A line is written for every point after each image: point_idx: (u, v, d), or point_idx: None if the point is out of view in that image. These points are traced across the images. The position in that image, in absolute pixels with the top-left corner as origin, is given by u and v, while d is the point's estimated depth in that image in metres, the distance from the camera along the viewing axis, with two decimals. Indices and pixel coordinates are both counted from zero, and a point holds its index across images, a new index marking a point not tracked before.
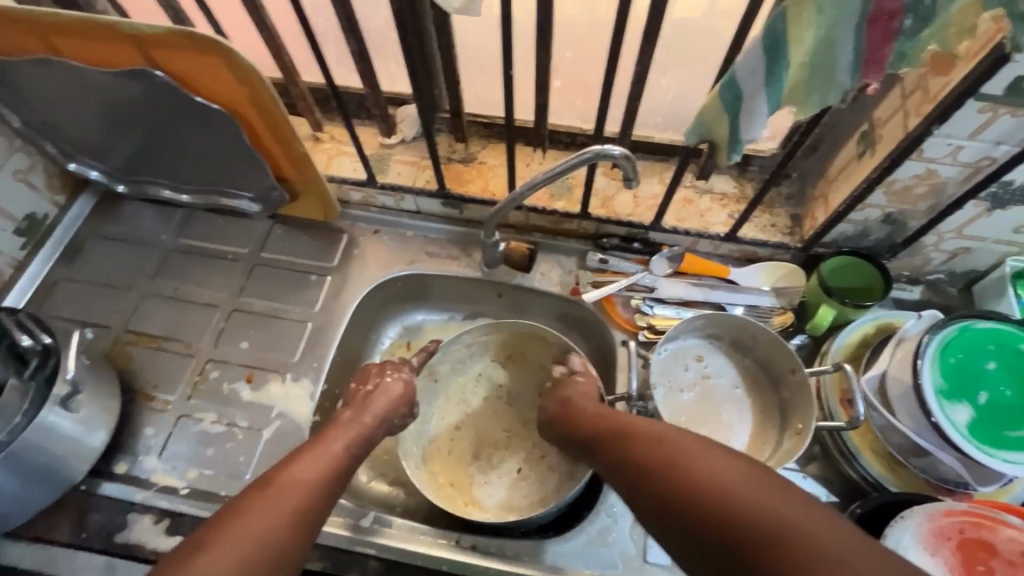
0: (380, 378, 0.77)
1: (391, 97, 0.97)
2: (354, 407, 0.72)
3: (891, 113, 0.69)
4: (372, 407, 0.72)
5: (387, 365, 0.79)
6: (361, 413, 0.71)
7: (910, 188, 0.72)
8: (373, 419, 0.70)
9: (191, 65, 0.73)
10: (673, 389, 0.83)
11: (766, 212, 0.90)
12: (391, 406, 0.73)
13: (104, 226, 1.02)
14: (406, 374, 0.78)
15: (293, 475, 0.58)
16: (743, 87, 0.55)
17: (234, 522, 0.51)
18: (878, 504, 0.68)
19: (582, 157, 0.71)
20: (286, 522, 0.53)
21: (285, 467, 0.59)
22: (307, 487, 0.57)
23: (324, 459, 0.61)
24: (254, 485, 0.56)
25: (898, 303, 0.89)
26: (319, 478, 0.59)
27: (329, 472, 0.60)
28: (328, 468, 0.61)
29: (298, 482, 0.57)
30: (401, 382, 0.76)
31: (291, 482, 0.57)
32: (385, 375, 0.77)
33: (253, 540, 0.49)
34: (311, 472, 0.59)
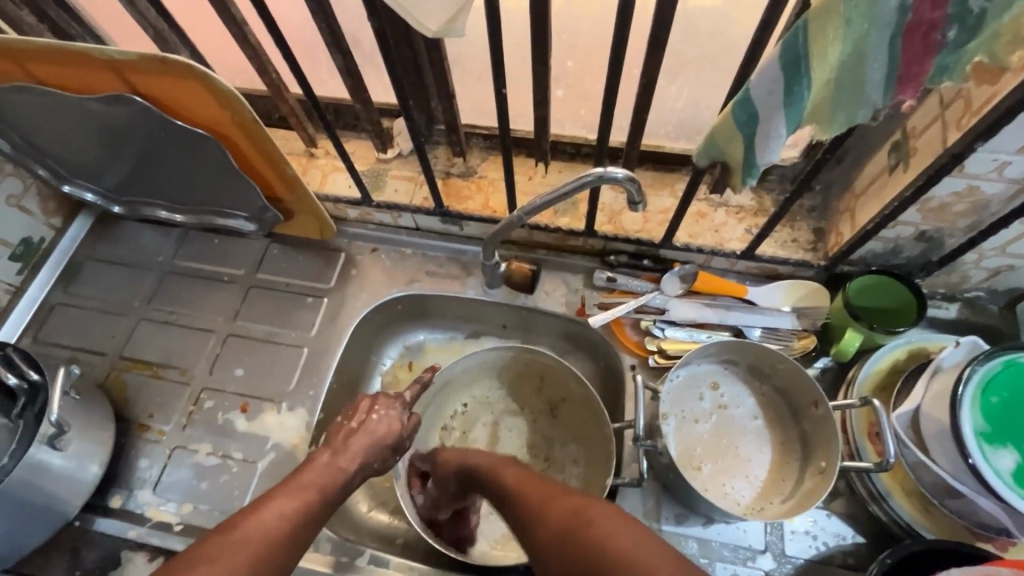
0: (367, 416, 0.72)
1: (387, 110, 0.92)
2: (333, 449, 0.68)
3: (927, 123, 0.62)
4: (353, 449, 0.68)
5: (376, 400, 0.74)
6: (339, 456, 0.67)
7: (949, 205, 0.65)
8: (351, 464, 0.67)
9: (169, 89, 0.70)
10: (686, 419, 0.78)
11: (787, 227, 0.83)
12: (373, 448, 0.69)
13: (101, 248, 1.00)
14: (396, 412, 0.74)
15: (261, 523, 0.57)
16: (759, 107, 0.49)
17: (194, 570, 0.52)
18: (909, 553, 0.63)
19: (584, 179, 0.65)
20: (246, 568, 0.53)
21: (254, 513, 0.58)
22: (275, 533, 0.57)
23: (296, 505, 0.60)
24: (219, 529, 0.56)
25: (932, 323, 0.82)
26: (288, 525, 0.58)
27: (296, 518, 0.59)
28: (298, 517, 0.59)
29: (266, 531, 0.57)
30: (388, 421, 0.73)
31: (256, 532, 0.56)
32: (373, 412, 0.73)
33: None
34: (285, 517, 0.59)
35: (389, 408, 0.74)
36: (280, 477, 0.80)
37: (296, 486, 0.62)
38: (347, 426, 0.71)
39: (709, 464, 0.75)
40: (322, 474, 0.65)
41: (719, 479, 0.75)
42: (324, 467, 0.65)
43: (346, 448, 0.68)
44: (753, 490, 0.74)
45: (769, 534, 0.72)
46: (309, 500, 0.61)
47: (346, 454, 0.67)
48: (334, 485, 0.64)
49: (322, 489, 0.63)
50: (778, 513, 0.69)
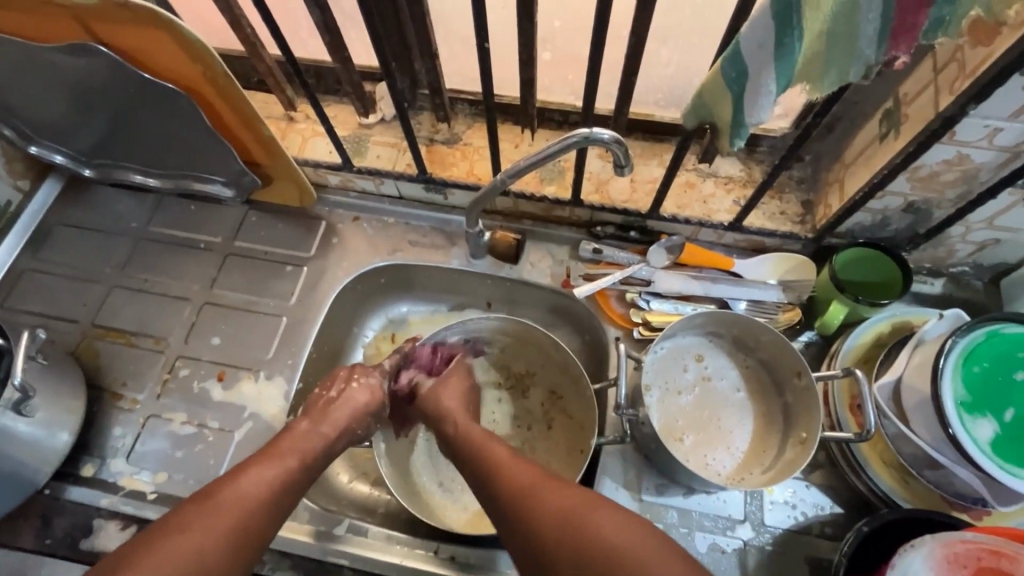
0: (346, 385, 0.72)
1: (369, 73, 0.89)
2: (312, 417, 0.67)
3: (919, 89, 0.60)
4: (333, 416, 0.68)
5: (355, 369, 0.74)
6: (319, 423, 0.66)
7: (938, 175, 0.64)
8: (333, 431, 0.67)
9: (138, 40, 0.67)
10: (669, 390, 0.77)
11: (775, 198, 0.82)
12: (354, 417, 0.69)
13: (70, 213, 0.96)
14: (375, 380, 0.73)
15: (240, 489, 0.55)
16: (749, 62, 0.47)
17: (169, 541, 0.49)
18: (887, 521, 0.63)
19: (569, 141, 0.63)
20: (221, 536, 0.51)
21: (232, 480, 0.56)
22: (251, 500, 0.55)
23: (276, 471, 0.58)
24: (195, 498, 0.54)
25: (917, 298, 0.81)
26: (265, 491, 0.56)
27: (278, 484, 0.58)
28: (278, 483, 0.58)
29: (243, 499, 0.55)
30: (368, 390, 0.72)
31: (237, 499, 0.54)
32: (352, 381, 0.72)
33: (186, 562, 0.48)
34: (263, 483, 0.57)
35: (368, 376, 0.74)
36: (257, 447, 0.78)
37: (276, 451, 0.61)
38: (326, 396, 0.71)
39: (691, 435, 0.75)
40: (300, 441, 0.64)
41: (700, 450, 0.74)
42: (303, 433, 0.65)
43: (327, 415, 0.67)
44: (734, 460, 0.74)
45: (749, 504, 0.73)
46: (289, 467, 0.60)
47: (326, 421, 0.67)
48: (314, 452, 0.64)
49: (302, 455, 0.62)
50: (758, 482, 0.69)
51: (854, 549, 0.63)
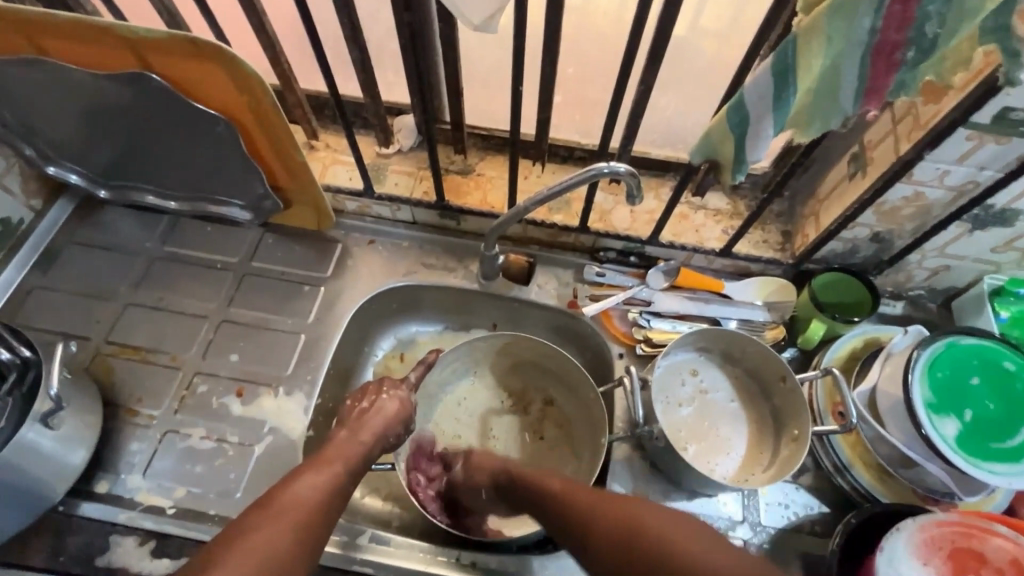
0: (377, 397, 0.76)
1: (390, 107, 0.96)
2: (350, 427, 0.71)
3: (881, 137, 0.71)
4: (369, 425, 0.72)
5: (384, 383, 0.78)
6: (357, 431, 0.71)
7: (899, 209, 0.75)
8: (370, 437, 0.70)
9: (188, 70, 0.71)
10: (670, 403, 0.84)
11: (758, 229, 0.92)
12: (388, 425, 0.73)
13: (83, 233, 0.97)
14: (405, 393, 0.77)
15: (298, 492, 0.58)
16: (751, 111, 0.57)
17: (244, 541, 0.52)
18: (871, 514, 0.71)
19: (588, 174, 0.71)
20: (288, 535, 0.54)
21: (288, 484, 0.59)
22: (309, 502, 0.58)
23: (327, 478, 0.62)
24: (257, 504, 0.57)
25: (882, 317, 0.92)
26: (321, 496, 0.60)
27: (329, 488, 0.61)
28: (329, 486, 0.61)
29: (302, 499, 0.58)
30: (398, 401, 0.76)
31: (295, 501, 0.58)
32: (382, 393, 0.76)
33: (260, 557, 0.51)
34: (319, 488, 0.60)
35: (397, 388, 0.78)
36: (276, 461, 0.79)
37: (324, 460, 0.64)
38: (358, 406, 0.75)
39: (693, 444, 0.82)
40: (343, 448, 0.67)
41: (705, 457, 0.81)
42: (345, 442, 0.69)
43: (363, 425, 0.71)
44: (735, 464, 0.81)
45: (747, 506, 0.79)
46: (337, 472, 0.63)
47: (362, 430, 0.71)
48: (356, 457, 0.67)
49: (346, 460, 0.66)
50: (760, 482, 0.76)
51: (845, 540, 0.70)
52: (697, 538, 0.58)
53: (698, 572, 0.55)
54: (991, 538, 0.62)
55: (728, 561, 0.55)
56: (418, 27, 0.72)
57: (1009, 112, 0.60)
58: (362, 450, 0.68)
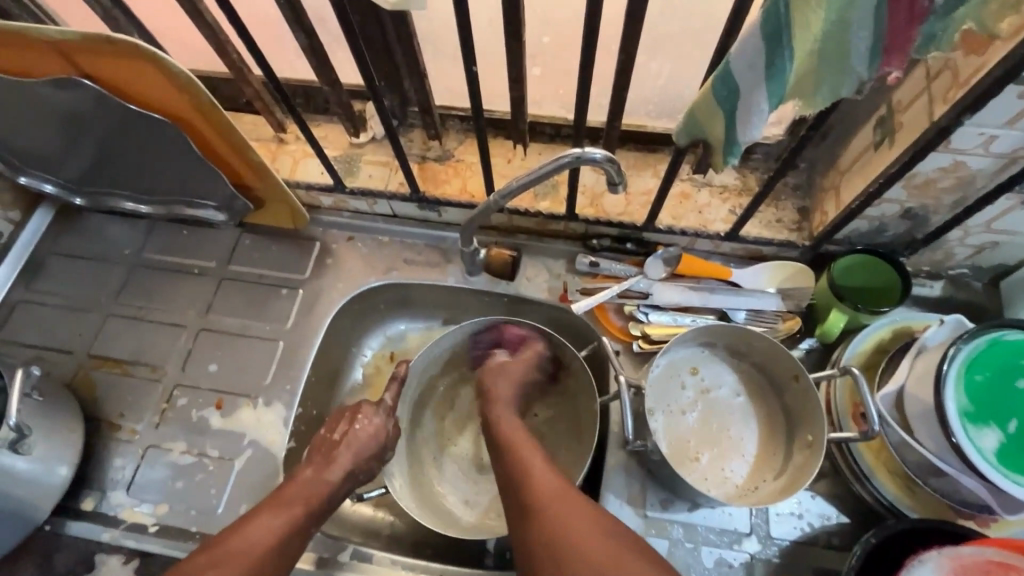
0: (350, 427, 0.72)
1: (358, 92, 0.89)
2: (316, 464, 0.68)
3: (912, 97, 0.60)
4: (337, 461, 0.68)
5: (359, 409, 0.74)
6: (323, 470, 0.67)
7: (934, 182, 0.64)
8: (339, 475, 0.67)
9: (117, 70, 0.66)
10: (673, 413, 0.76)
11: (771, 206, 0.82)
12: (358, 460, 0.69)
13: (62, 241, 0.95)
14: (381, 420, 0.74)
15: (247, 537, 0.58)
16: (739, 82, 0.47)
17: None
18: (895, 532, 0.63)
19: (560, 161, 0.63)
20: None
21: (237, 527, 0.59)
22: (259, 551, 0.57)
23: (282, 519, 0.60)
24: (201, 548, 0.57)
25: (916, 301, 0.81)
26: (273, 540, 0.58)
27: (283, 531, 0.59)
28: (284, 530, 0.60)
29: (250, 545, 0.57)
30: (373, 429, 0.72)
31: (240, 550, 0.56)
32: (355, 422, 0.72)
33: None
34: (271, 532, 0.59)
35: (373, 416, 0.74)
36: (258, 474, 0.78)
37: (282, 500, 0.62)
38: (330, 439, 0.71)
39: (705, 453, 0.75)
40: (306, 489, 0.65)
41: (718, 464, 0.74)
42: (308, 481, 0.65)
43: (331, 461, 0.68)
44: (748, 466, 0.74)
45: (755, 516, 0.72)
46: (296, 514, 0.61)
47: (332, 467, 0.68)
48: (319, 497, 0.64)
49: (309, 500, 0.64)
50: (775, 492, 0.69)
51: (863, 562, 0.62)
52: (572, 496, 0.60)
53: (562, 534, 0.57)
54: None
55: (589, 537, 0.56)
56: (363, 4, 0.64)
57: None
58: (326, 492, 0.65)
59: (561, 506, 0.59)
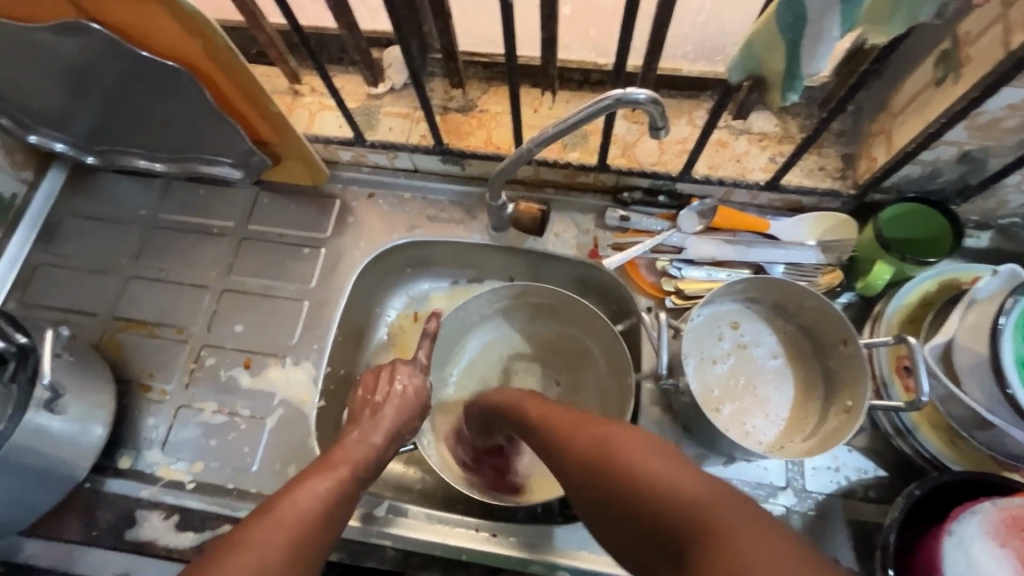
0: (390, 387, 0.72)
1: (375, 39, 0.84)
2: (363, 427, 0.68)
3: (984, 27, 0.55)
4: (385, 420, 0.69)
5: (395, 368, 0.75)
6: (369, 433, 0.67)
7: (1000, 121, 0.60)
8: (385, 438, 0.67)
9: (127, 12, 0.63)
10: (704, 360, 0.75)
11: (813, 154, 0.78)
12: (403, 419, 0.70)
13: (79, 202, 0.93)
14: (419, 378, 0.74)
15: (296, 503, 0.55)
16: (808, 7, 0.43)
17: (237, 555, 0.49)
18: (939, 484, 0.62)
19: (600, 105, 0.58)
20: (285, 552, 0.51)
21: (287, 494, 0.56)
22: (309, 514, 0.55)
23: (329, 484, 0.58)
24: (256, 513, 0.54)
25: (963, 253, 0.77)
26: (322, 505, 0.56)
27: (332, 497, 0.57)
28: (333, 496, 0.58)
29: (302, 513, 0.54)
30: (412, 389, 0.73)
31: (292, 517, 0.54)
32: (395, 382, 0.73)
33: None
34: (320, 496, 0.57)
35: (411, 376, 0.74)
36: (290, 433, 0.78)
37: (329, 464, 0.61)
38: (370, 402, 0.71)
39: (729, 404, 0.73)
40: (352, 452, 0.64)
41: (741, 418, 0.73)
42: (355, 444, 0.65)
43: (376, 421, 0.69)
44: (774, 428, 0.73)
45: (789, 471, 0.72)
46: (343, 478, 0.60)
47: (377, 429, 0.68)
48: (367, 460, 0.64)
49: (355, 464, 0.62)
50: (799, 453, 0.68)
51: (905, 513, 0.61)
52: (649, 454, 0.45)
53: (645, 498, 0.43)
54: None
55: (690, 492, 0.41)
56: None
57: None
58: (373, 452, 0.65)
59: (629, 466, 0.45)
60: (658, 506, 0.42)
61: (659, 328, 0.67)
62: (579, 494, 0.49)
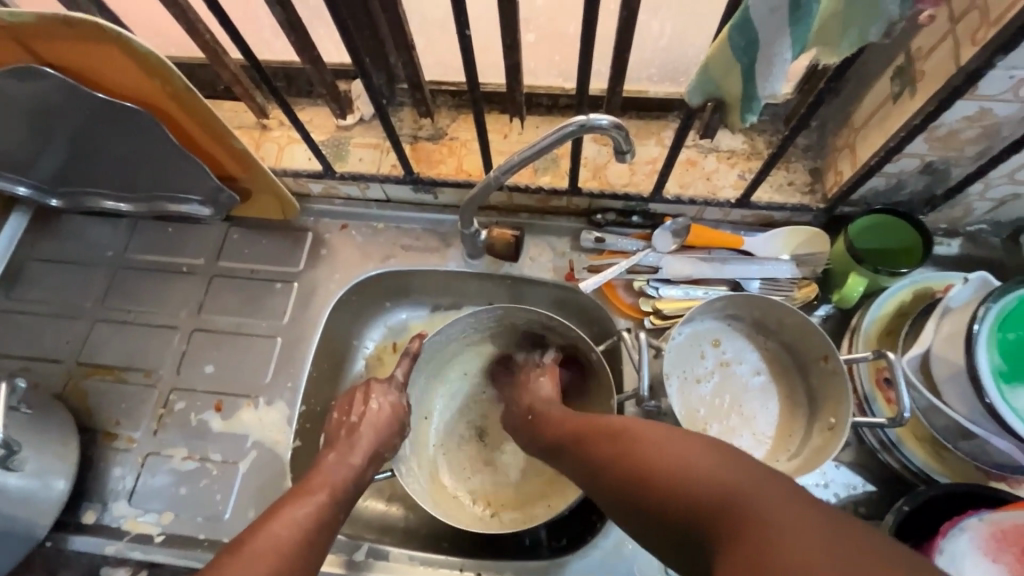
0: (366, 407, 0.71)
1: (343, 71, 0.84)
2: (339, 450, 0.66)
3: (934, 43, 0.56)
4: (359, 446, 0.67)
5: (370, 387, 0.73)
6: (347, 455, 0.65)
7: (958, 133, 0.60)
8: (363, 459, 0.66)
9: (80, 55, 0.62)
10: (686, 379, 0.74)
11: (781, 169, 0.78)
12: (381, 439, 0.68)
13: (42, 246, 0.91)
14: (395, 399, 0.72)
15: (274, 533, 0.53)
16: (761, 31, 0.43)
17: None
18: (927, 498, 0.61)
19: (564, 131, 0.58)
20: None
21: (264, 524, 0.54)
22: (286, 545, 0.53)
23: (307, 510, 0.56)
24: (227, 549, 0.51)
25: (934, 261, 0.78)
26: (302, 533, 0.54)
27: (310, 523, 0.56)
28: (312, 522, 0.56)
29: (283, 540, 0.52)
30: (388, 407, 0.71)
31: (271, 547, 0.52)
32: (370, 401, 0.71)
33: None
34: (298, 524, 0.55)
35: (386, 393, 0.73)
36: (264, 477, 0.75)
37: (304, 490, 0.59)
38: (347, 422, 0.70)
39: (713, 424, 0.72)
40: (329, 475, 0.62)
41: (725, 438, 0.72)
42: (333, 467, 0.64)
43: (353, 447, 0.66)
44: (759, 446, 0.72)
45: None
46: (322, 503, 0.58)
47: (355, 451, 0.66)
48: (345, 481, 0.62)
49: (332, 488, 0.61)
50: (784, 472, 0.67)
51: (895, 531, 0.60)
52: (677, 437, 0.48)
53: (668, 480, 0.45)
54: None
55: (716, 476, 0.43)
56: None
57: None
58: (352, 475, 0.63)
59: (662, 453, 0.47)
60: (682, 484, 0.44)
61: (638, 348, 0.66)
62: (613, 499, 0.50)
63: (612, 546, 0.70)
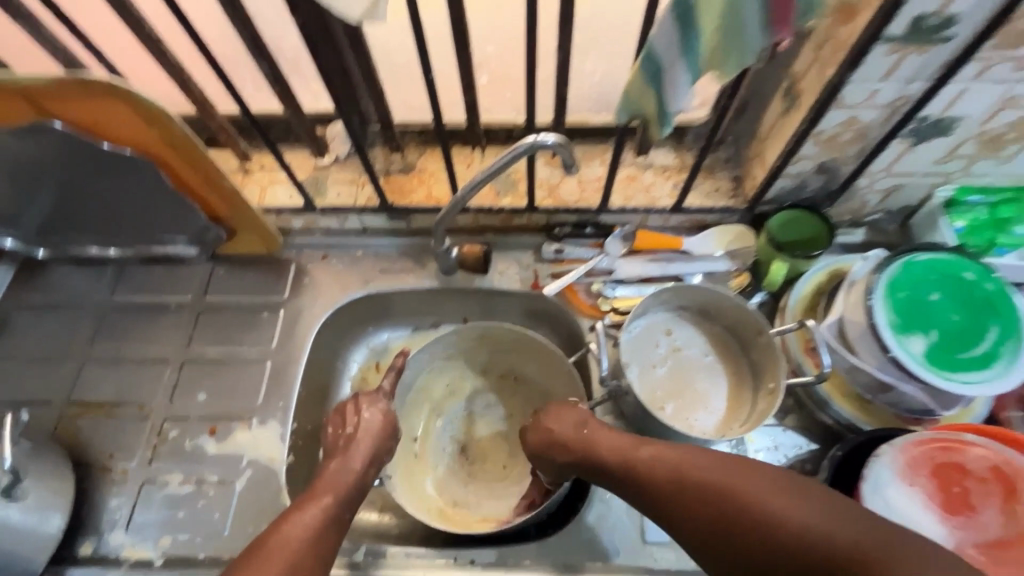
0: (358, 417, 0.75)
1: (319, 117, 0.94)
2: (339, 457, 0.71)
3: (807, 66, 0.70)
4: (356, 450, 0.71)
5: (362, 400, 0.77)
6: (345, 460, 0.70)
7: (838, 136, 0.74)
8: (363, 464, 0.70)
9: (84, 109, 0.70)
10: (644, 365, 0.83)
11: (708, 179, 0.91)
12: (376, 444, 0.73)
13: (29, 296, 0.94)
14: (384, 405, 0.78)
15: (286, 534, 0.58)
16: (662, 59, 0.55)
17: None
18: (857, 444, 0.70)
19: (518, 150, 0.69)
20: None
21: (276, 527, 0.59)
22: (298, 548, 0.57)
23: (317, 513, 0.61)
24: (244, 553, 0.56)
25: (844, 247, 0.91)
26: (312, 535, 0.59)
27: (319, 524, 0.60)
28: (320, 522, 0.60)
29: (295, 542, 0.57)
30: (380, 415, 0.76)
31: (282, 546, 0.57)
32: (362, 412, 0.76)
33: None
34: (308, 525, 0.59)
35: (373, 402, 0.77)
36: (260, 493, 0.79)
37: (314, 494, 0.64)
38: (343, 434, 0.75)
39: (671, 403, 0.81)
40: (333, 482, 0.66)
41: (683, 414, 0.80)
42: (335, 472, 0.68)
43: (348, 452, 0.71)
44: (714, 420, 0.81)
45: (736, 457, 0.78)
46: (328, 504, 0.63)
47: (354, 458, 0.71)
48: (349, 485, 0.67)
49: (337, 491, 0.65)
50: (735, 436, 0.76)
51: (833, 474, 0.69)
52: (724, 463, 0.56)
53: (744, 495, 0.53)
54: (970, 448, 0.62)
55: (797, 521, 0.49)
56: (318, 28, 0.70)
57: (924, 19, 0.58)
58: (351, 478, 0.68)
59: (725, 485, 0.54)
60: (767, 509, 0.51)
61: (597, 337, 0.76)
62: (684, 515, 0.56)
63: (595, 522, 0.76)
